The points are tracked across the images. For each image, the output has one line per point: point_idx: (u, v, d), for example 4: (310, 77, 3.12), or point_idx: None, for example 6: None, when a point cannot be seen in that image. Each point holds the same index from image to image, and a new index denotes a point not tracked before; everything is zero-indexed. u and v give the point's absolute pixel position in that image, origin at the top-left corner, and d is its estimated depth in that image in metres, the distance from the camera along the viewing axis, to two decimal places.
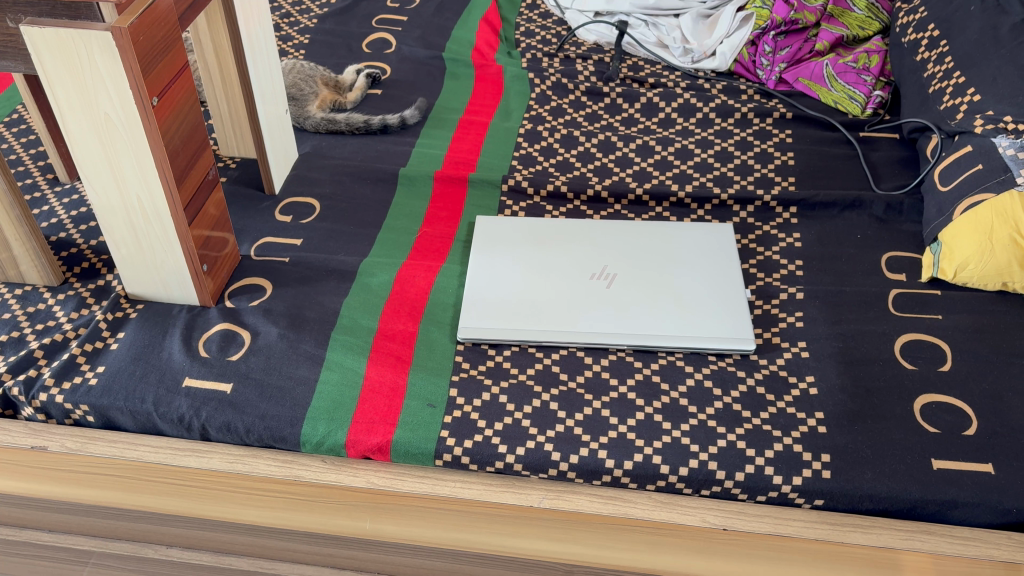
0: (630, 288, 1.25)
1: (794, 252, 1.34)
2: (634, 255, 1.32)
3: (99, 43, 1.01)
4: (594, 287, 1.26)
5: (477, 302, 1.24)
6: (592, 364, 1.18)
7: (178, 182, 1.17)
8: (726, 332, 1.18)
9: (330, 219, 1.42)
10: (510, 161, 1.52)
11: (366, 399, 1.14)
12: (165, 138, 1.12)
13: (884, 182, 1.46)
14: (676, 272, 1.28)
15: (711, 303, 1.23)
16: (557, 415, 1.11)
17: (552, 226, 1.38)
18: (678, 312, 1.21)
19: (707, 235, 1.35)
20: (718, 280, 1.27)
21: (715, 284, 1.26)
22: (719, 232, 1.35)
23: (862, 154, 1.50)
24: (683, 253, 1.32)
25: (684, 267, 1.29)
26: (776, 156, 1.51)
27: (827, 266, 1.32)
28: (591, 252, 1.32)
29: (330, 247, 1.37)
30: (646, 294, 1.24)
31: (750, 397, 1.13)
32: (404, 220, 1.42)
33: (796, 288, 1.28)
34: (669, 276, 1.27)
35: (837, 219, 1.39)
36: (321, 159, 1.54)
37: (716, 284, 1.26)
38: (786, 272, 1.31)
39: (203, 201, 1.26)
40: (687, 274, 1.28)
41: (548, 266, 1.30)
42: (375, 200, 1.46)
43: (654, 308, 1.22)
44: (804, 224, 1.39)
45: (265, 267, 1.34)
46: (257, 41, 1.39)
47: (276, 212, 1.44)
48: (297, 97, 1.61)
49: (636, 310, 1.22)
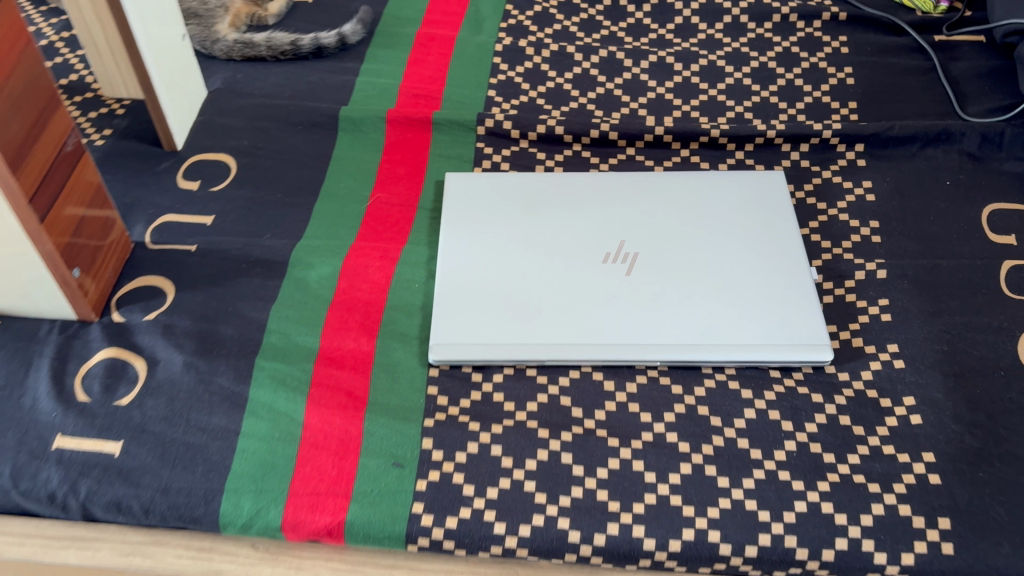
0: (659, 274, 0.93)
1: (867, 209, 1.02)
2: (659, 224, 0.99)
3: None
4: (609, 277, 0.93)
5: (451, 305, 0.91)
6: (615, 393, 0.87)
7: (16, 162, 0.81)
8: (795, 339, 0.88)
9: (250, 186, 1.07)
10: (486, 92, 1.16)
11: (306, 461, 0.83)
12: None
13: (972, 103, 1.12)
14: (718, 250, 0.96)
15: (769, 295, 0.91)
16: (573, 474, 0.81)
17: (547, 188, 1.04)
18: (726, 311, 0.90)
19: (752, 191, 1.02)
20: (774, 260, 0.95)
21: (770, 266, 0.94)
22: (769, 188, 1.02)
23: (940, 66, 1.16)
24: (724, 220, 0.99)
25: (727, 240, 0.97)
26: (831, 72, 1.16)
27: (910, 228, 1.00)
28: (600, 223, 0.99)
29: (251, 227, 1.03)
30: (679, 284, 0.92)
31: (831, 434, 0.83)
32: (350, 181, 1.07)
33: (874, 261, 0.97)
34: (709, 256, 0.95)
35: (917, 160, 1.06)
36: (236, 98, 1.17)
37: (772, 266, 0.94)
38: (859, 239, 0.99)
39: (67, 179, 0.90)
40: (732, 250, 0.96)
41: (545, 246, 0.97)
42: (310, 154, 1.10)
43: (693, 306, 0.90)
44: (874, 169, 1.06)
45: (163, 259, 0.99)
46: None
47: (178, 177, 1.08)
48: (201, 14, 1.20)
49: (669, 309, 0.90)
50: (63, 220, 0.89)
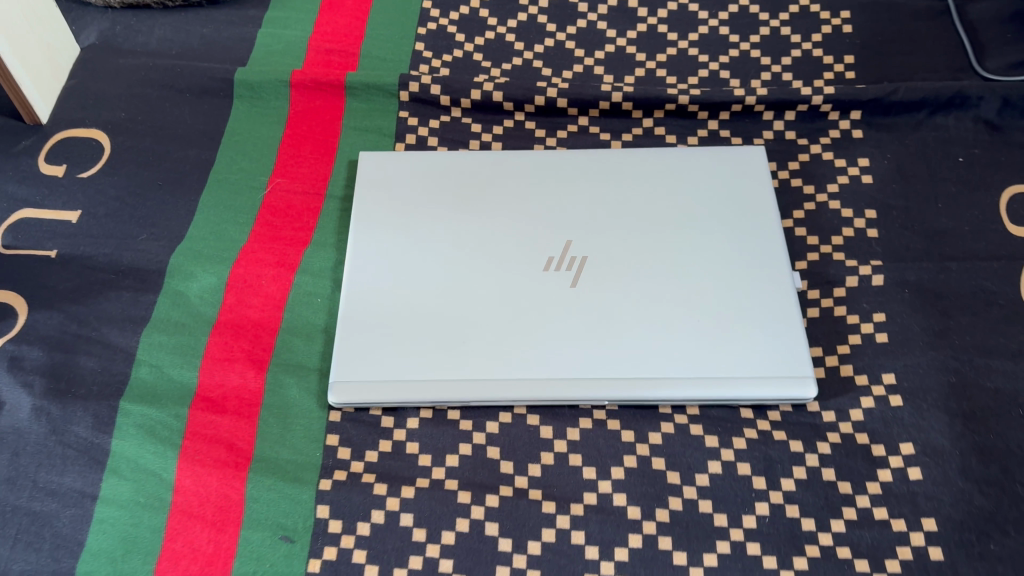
0: (610, 284, 0.76)
1: (862, 196, 0.85)
2: (615, 216, 0.81)
3: None
4: (550, 290, 0.76)
5: (356, 330, 0.74)
6: (553, 441, 0.72)
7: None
8: (772, 371, 0.72)
9: (126, 170, 0.89)
10: (412, 47, 0.97)
11: (177, 534, 0.68)
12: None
13: (992, 56, 0.93)
14: (683, 251, 0.78)
15: (743, 312, 0.75)
16: (499, 550, 0.67)
17: (479, 166, 0.84)
18: (691, 334, 0.73)
19: (728, 171, 0.84)
20: (750, 264, 0.78)
21: (745, 273, 0.77)
22: (747, 168, 0.84)
23: (955, 7, 0.96)
24: (695, 210, 0.81)
25: (696, 239, 0.79)
26: (825, 17, 0.97)
27: (913, 219, 0.83)
28: (542, 215, 0.80)
29: (126, 226, 0.85)
30: (635, 298, 0.75)
31: (812, 493, 0.69)
32: (247, 167, 0.90)
33: (869, 264, 0.81)
34: (672, 260, 0.78)
35: (924, 131, 0.89)
36: (114, 57, 0.97)
37: (747, 274, 0.77)
38: (851, 234, 0.83)
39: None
40: (700, 253, 0.78)
41: (472, 247, 0.78)
42: (200, 130, 0.92)
43: (650, 328, 0.74)
44: (872, 142, 0.89)
45: (13, 267, 0.81)
46: None
47: (40, 159, 0.89)
48: None
49: (620, 332, 0.74)
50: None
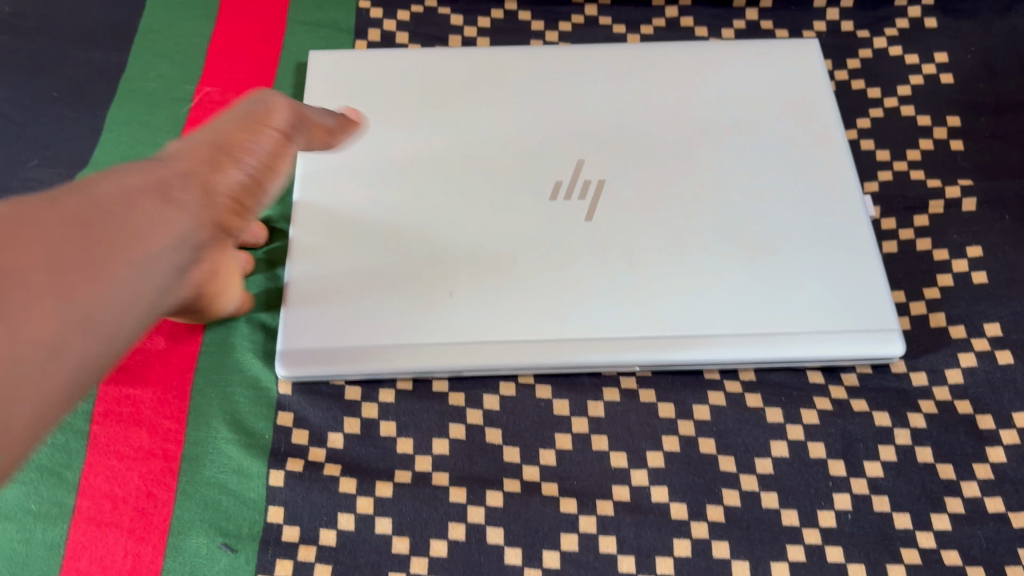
0: (639, 213, 0.59)
1: (942, 99, 0.69)
2: (641, 123, 0.63)
3: None
4: (565, 222, 0.58)
5: (310, 283, 0.56)
6: (572, 420, 0.56)
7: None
8: (840, 326, 0.56)
9: (12, 78, 0.70)
10: None
11: (82, 550, 0.50)
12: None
13: None
14: (729, 166, 0.61)
15: (805, 247, 0.58)
16: (506, 565, 0.51)
17: (459, 64, 0.65)
18: (748, 274, 0.57)
19: (779, 66, 0.66)
20: (815, 182, 0.61)
21: (808, 195, 0.60)
22: (803, 64, 0.67)
23: None
24: (740, 113, 0.64)
25: (745, 151, 0.62)
26: None
27: (1007, 127, 0.67)
28: (546, 124, 0.62)
29: (11, 148, 0.66)
30: (669, 230, 0.58)
31: (906, 481, 0.53)
32: (169, 73, 0.71)
33: (957, 183, 0.64)
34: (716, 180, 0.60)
35: (1013, 18, 0.72)
36: None
37: (811, 196, 0.60)
38: (931, 145, 0.67)
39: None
40: (753, 167, 0.61)
41: (462, 166, 0.61)
42: (109, 26, 0.73)
43: (692, 270, 0.57)
44: (950, 33, 0.72)
45: None
46: None
47: None
48: None
49: (656, 275, 0.57)
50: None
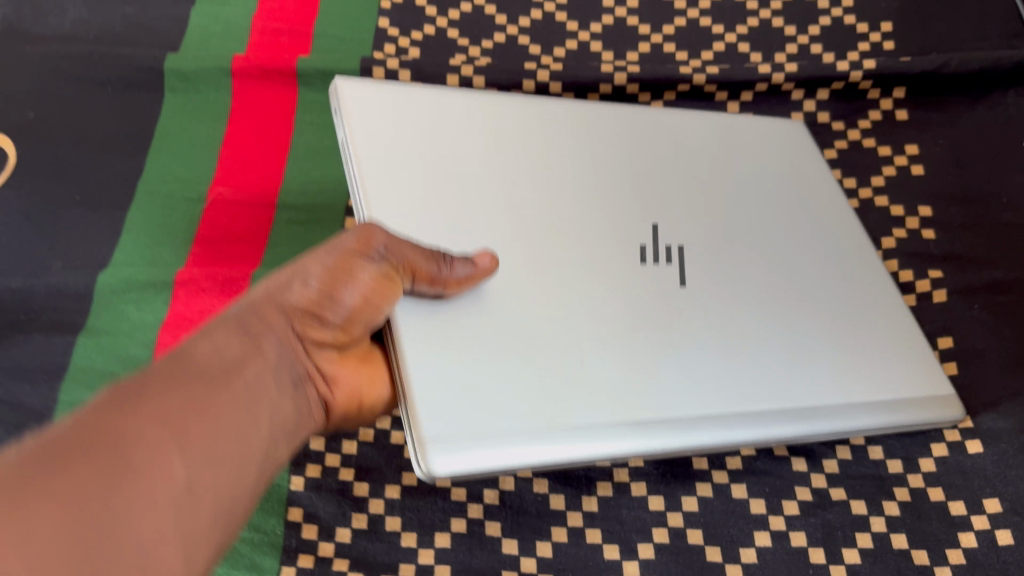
0: (711, 288, 0.55)
1: (913, 190, 0.73)
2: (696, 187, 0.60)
3: None
4: (648, 289, 0.54)
5: (435, 358, 0.47)
6: (568, 514, 0.59)
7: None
8: (916, 393, 0.57)
9: (35, 184, 0.74)
10: (377, 21, 0.82)
11: None
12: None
13: None
14: (794, 246, 0.60)
15: (868, 313, 0.58)
16: None
17: (498, 110, 0.58)
18: (832, 351, 0.56)
19: (775, 132, 0.67)
20: (855, 257, 0.61)
21: (857, 271, 0.61)
22: (792, 132, 0.68)
23: None
24: (779, 196, 0.62)
25: (789, 224, 0.61)
26: None
27: (977, 216, 0.71)
28: (615, 177, 0.58)
29: (36, 252, 0.70)
30: (740, 305, 0.55)
31: (882, 567, 0.56)
32: (185, 176, 0.75)
33: (929, 273, 0.68)
34: (784, 251, 0.59)
35: (980, 110, 0.76)
36: (17, 45, 0.81)
37: (858, 271, 0.61)
38: (903, 235, 0.70)
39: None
40: (804, 242, 0.60)
41: (543, 211, 0.55)
42: (126, 130, 0.77)
43: (784, 343, 0.55)
44: (920, 126, 0.76)
45: None
46: None
47: None
48: None
49: (757, 349, 0.54)
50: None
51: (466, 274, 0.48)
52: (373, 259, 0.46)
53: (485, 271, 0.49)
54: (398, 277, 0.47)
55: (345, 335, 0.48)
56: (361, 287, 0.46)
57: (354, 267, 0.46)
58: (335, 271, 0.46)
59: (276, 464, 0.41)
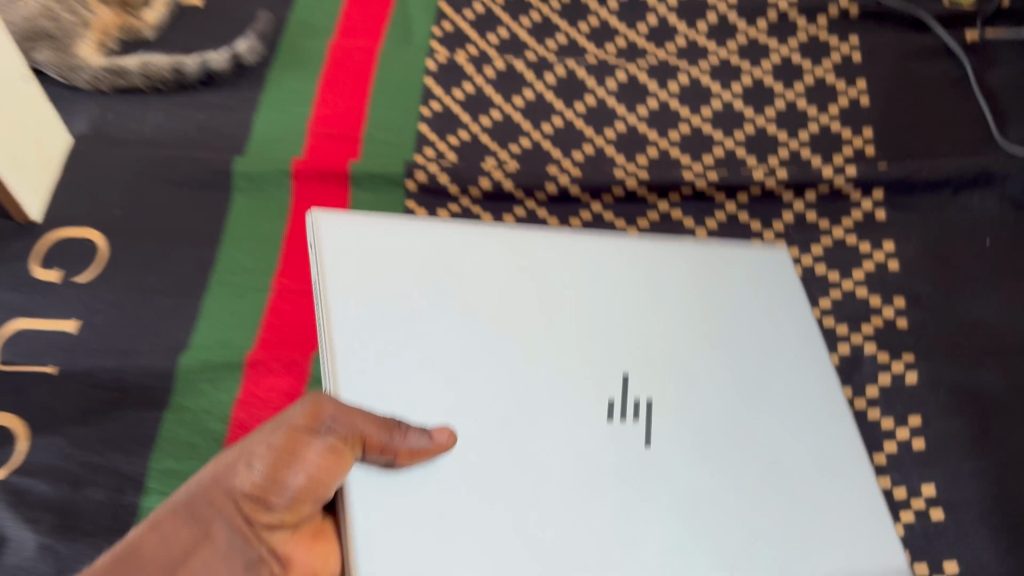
0: (680, 435, 0.57)
1: (889, 284, 0.82)
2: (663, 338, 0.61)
3: None
4: (612, 454, 0.55)
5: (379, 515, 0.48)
6: None
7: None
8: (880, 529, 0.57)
9: (124, 274, 0.85)
10: (418, 126, 0.94)
11: None
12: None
13: (1013, 128, 0.92)
14: (754, 401, 0.60)
15: (834, 458, 0.59)
16: None
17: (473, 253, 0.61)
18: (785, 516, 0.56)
19: (756, 274, 0.68)
20: (815, 409, 0.62)
21: (811, 423, 0.61)
22: (767, 266, 0.69)
23: (974, 76, 0.95)
24: (740, 349, 0.63)
25: (748, 375, 0.62)
26: (841, 89, 0.95)
27: (944, 308, 0.81)
28: (588, 322, 0.60)
29: (127, 336, 0.82)
30: (708, 459, 0.56)
31: None
32: (253, 267, 0.87)
33: (901, 358, 0.78)
34: (755, 398, 0.61)
35: (948, 211, 0.87)
36: (106, 149, 0.93)
37: (817, 423, 0.61)
38: (879, 324, 0.80)
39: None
40: (764, 398, 0.61)
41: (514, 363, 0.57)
42: (201, 225, 0.89)
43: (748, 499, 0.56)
44: (897, 225, 0.86)
45: (9, 386, 0.77)
46: None
47: (31, 262, 0.85)
48: (55, 36, 0.96)
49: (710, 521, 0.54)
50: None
51: (420, 445, 0.49)
52: (322, 435, 0.46)
53: (441, 447, 0.51)
54: (350, 449, 0.47)
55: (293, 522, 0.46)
56: (310, 470, 0.45)
57: (302, 446, 0.45)
58: (282, 455, 0.45)
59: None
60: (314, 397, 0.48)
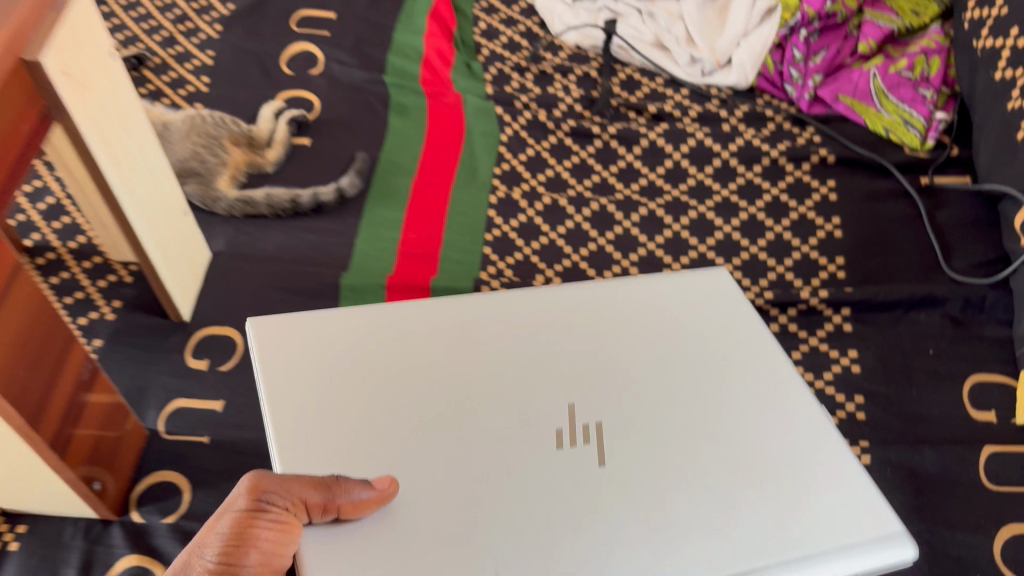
0: (639, 452, 0.65)
1: (853, 383, 1.05)
2: (604, 374, 0.69)
3: None
4: (572, 473, 0.63)
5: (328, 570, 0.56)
6: None
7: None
8: (855, 523, 0.63)
9: None
10: (483, 248, 1.19)
11: None
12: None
13: (958, 256, 1.15)
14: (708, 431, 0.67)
15: (798, 465, 0.65)
16: None
17: (435, 326, 0.71)
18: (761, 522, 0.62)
19: (702, 316, 0.76)
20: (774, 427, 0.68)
21: (769, 434, 0.67)
22: (703, 300, 0.77)
23: (926, 214, 1.19)
24: (695, 394, 0.69)
25: (702, 411, 0.68)
26: (819, 224, 1.20)
27: (894, 403, 1.03)
28: (533, 370, 0.69)
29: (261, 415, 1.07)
30: (680, 472, 0.64)
31: None
32: None
33: (859, 444, 0.99)
34: (710, 426, 0.67)
35: (902, 325, 1.10)
36: (241, 264, 1.19)
37: (780, 435, 0.67)
38: (843, 416, 1.02)
39: (40, 344, 0.86)
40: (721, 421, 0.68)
41: (465, 415, 0.65)
42: None
43: (709, 505, 0.62)
44: (859, 336, 1.09)
45: (176, 451, 1.04)
46: (132, 159, 1.01)
47: (186, 355, 1.12)
48: (200, 172, 1.23)
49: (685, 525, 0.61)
50: (43, 413, 0.86)
51: (363, 497, 0.57)
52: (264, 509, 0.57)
53: (384, 495, 0.58)
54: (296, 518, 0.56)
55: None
56: (260, 550, 0.57)
57: (252, 525, 0.57)
58: (232, 540, 0.57)
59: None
60: (257, 476, 0.59)
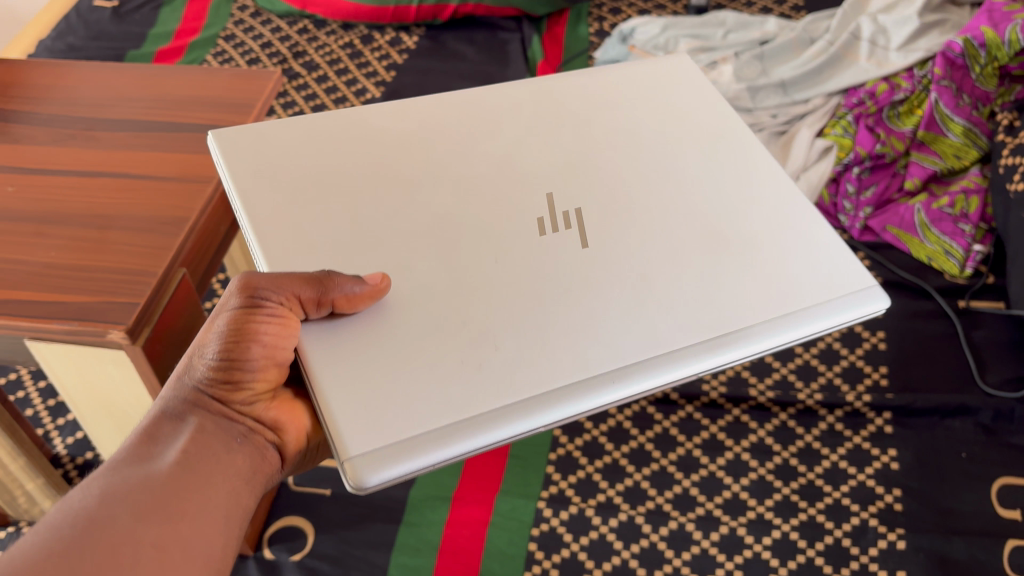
0: (620, 229, 0.73)
1: (892, 478, 1.19)
2: (584, 164, 0.77)
3: (125, 376, 0.89)
4: (561, 246, 0.71)
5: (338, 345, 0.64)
6: None
7: None
8: (820, 288, 0.73)
9: None
10: None
11: None
12: (158, 365, 0.89)
13: (991, 371, 1.30)
14: (678, 216, 0.75)
15: (780, 245, 0.74)
16: None
17: (447, 121, 0.79)
18: (737, 299, 0.71)
19: (674, 116, 0.83)
20: (747, 214, 0.76)
21: (738, 217, 0.76)
22: (674, 98, 0.84)
23: (962, 332, 1.36)
24: (673, 191, 0.77)
25: (679, 195, 0.76)
26: (866, 336, 1.38)
27: (928, 498, 1.16)
28: (527, 162, 0.77)
29: None
30: (659, 244, 0.73)
31: None
32: None
33: (895, 531, 1.13)
34: (693, 219, 0.75)
35: (937, 430, 1.24)
36: None
37: (750, 216, 0.76)
38: (883, 505, 1.16)
39: None
40: (692, 210, 0.75)
41: (470, 191, 0.74)
42: None
43: (692, 273, 0.71)
44: (899, 437, 1.24)
45: (302, 501, 1.20)
46: None
47: None
48: None
49: (669, 288, 0.70)
50: None
51: (357, 293, 0.64)
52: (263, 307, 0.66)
53: (377, 289, 0.65)
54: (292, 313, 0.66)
55: (262, 381, 0.70)
56: (262, 343, 0.67)
57: (253, 324, 0.66)
58: (232, 336, 0.67)
59: (245, 507, 0.67)
60: (250, 275, 0.68)
